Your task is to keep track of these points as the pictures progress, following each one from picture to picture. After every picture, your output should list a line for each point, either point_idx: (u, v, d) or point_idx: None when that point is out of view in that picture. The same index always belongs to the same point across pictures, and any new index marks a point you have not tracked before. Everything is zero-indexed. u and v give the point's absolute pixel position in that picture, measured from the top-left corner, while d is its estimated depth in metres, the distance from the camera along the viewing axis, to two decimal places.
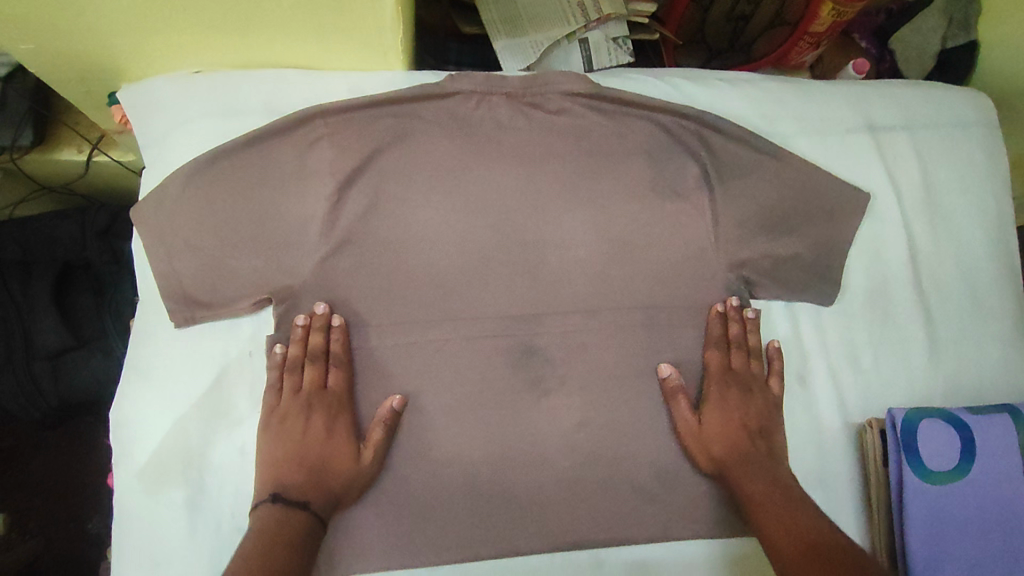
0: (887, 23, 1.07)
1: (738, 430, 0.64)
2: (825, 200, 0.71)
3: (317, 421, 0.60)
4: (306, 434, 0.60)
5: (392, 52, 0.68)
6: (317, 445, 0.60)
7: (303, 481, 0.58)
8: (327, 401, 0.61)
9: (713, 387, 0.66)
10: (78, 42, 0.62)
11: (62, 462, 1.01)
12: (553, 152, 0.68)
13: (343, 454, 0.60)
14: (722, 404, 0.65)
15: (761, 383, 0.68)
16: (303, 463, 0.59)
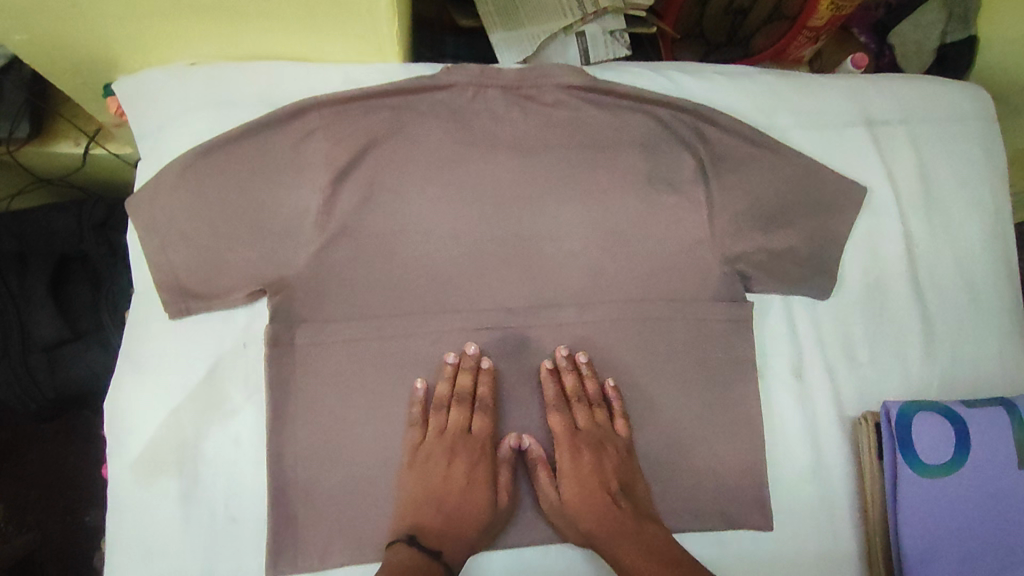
0: (886, 18, 1.07)
1: (589, 495, 0.63)
2: (821, 193, 0.71)
3: (451, 465, 0.62)
4: (447, 479, 0.62)
5: (388, 44, 0.68)
6: (444, 487, 0.62)
7: (439, 527, 0.60)
8: (461, 446, 0.63)
9: (557, 450, 0.64)
10: (73, 33, 0.62)
11: (60, 455, 1.02)
12: (549, 145, 0.68)
13: (478, 500, 0.62)
14: (574, 470, 0.63)
15: (607, 432, 0.65)
16: (439, 505, 0.61)
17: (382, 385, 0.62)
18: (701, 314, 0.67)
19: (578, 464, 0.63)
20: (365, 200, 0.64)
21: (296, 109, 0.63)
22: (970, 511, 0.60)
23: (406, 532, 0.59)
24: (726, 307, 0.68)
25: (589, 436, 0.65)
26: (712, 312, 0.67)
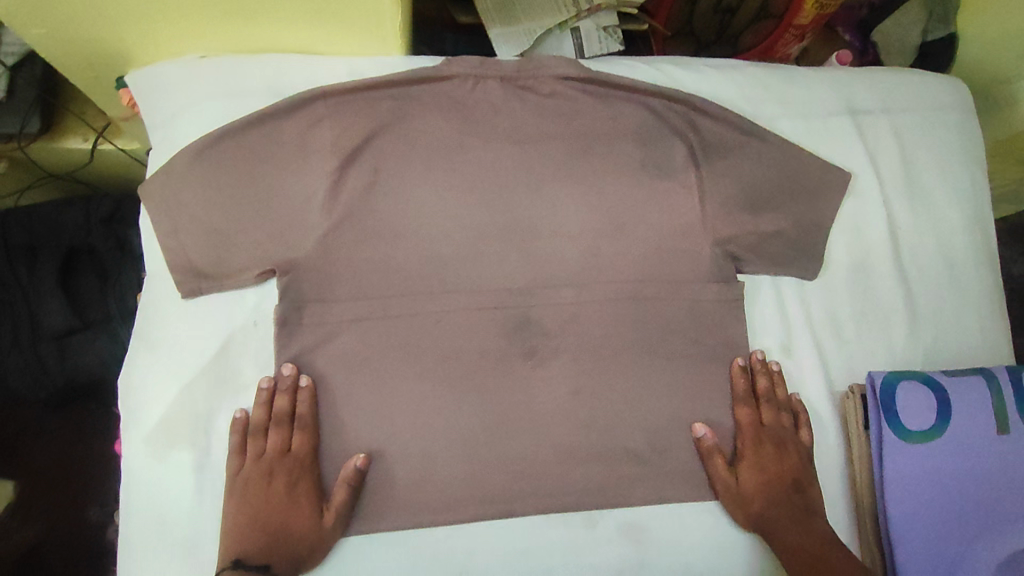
0: (869, 17, 1.13)
1: (769, 489, 0.65)
2: (807, 179, 0.74)
3: (274, 489, 0.60)
4: (268, 499, 0.60)
5: (391, 37, 0.71)
6: (267, 514, 0.60)
7: (266, 546, 0.58)
8: (280, 469, 0.61)
9: (747, 444, 0.67)
10: (90, 27, 0.64)
11: (64, 450, 1.03)
12: (546, 133, 0.71)
13: (303, 518, 0.60)
14: (757, 462, 0.66)
15: (794, 435, 0.68)
16: (264, 529, 0.59)
17: (387, 362, 0.64)
18: (692, 293, 0.70)
19: (760, 455, 0.66)
20: (370, 186, 0.67)
21: (304, 98, 0.66)
22: (951, 477, 0.62)
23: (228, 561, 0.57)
24: (717, 286, 0.70)
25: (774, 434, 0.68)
26: (704, 292, 0.70)
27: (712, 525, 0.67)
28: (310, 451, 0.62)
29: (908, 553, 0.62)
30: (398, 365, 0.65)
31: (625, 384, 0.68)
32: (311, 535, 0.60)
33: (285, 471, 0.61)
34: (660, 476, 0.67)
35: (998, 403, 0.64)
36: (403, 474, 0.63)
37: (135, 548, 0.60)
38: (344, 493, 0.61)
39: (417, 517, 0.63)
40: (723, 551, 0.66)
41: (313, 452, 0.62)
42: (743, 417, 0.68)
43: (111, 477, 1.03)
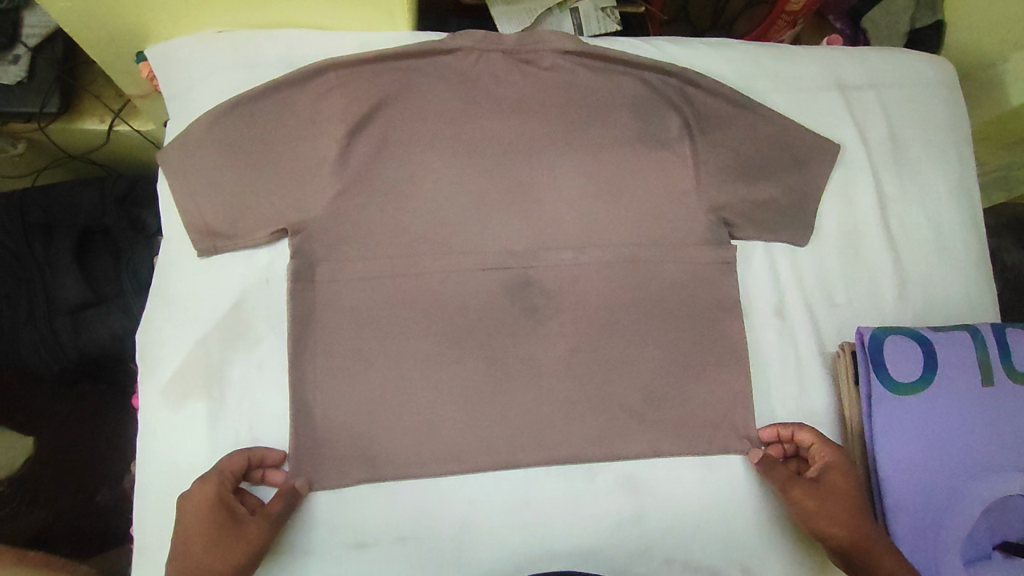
0: (858, 4, 1.15)
1: (852, 499, 0.63)
2: (798, 149, 0.77)
3: (191, 513, 0.57)
4: (218, 522, 0.57)
5: (397, 12, 0.74)
6: (193, 540, 0.56)
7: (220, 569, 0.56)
8: (197, 490, 0.58)
9: (827, 455, 0.65)
10: (112, 2, 0.68)
11: (74, 434, 1.06)
12: (545, 104, 0.74)
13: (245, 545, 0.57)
14: (839, 472, 0.64)
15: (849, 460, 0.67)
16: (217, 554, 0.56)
17: (393, 319, 0.67)
18: (687, 257, 0.73)
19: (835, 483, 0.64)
20: (377, 152, 0.70)
21: (315, 69, 0.69)
22: (935, 426, 0.65)
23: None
24: (711, 250, 0.73)
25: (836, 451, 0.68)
26: (699, 255, 0.73)
27: (706, 479, 0.69)
28: (230, 467, 0.60)
29: (897, 500, 0.64)
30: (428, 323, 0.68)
31: (622, 343, 0.70)
32: (243, 548, 0.57)
33: (203, 493, 0.57)
34: (657, 431, 0.69)
35: (982, 355, 0.66)
36: (409, 426, 0.65)
37: (153, 495, 0.63)
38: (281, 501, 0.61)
39: (422, 468, 0.65)
40: (718, 507, 0.68)
41: (233, 466, 0.60)
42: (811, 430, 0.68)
43: (121, 461, 1.06)
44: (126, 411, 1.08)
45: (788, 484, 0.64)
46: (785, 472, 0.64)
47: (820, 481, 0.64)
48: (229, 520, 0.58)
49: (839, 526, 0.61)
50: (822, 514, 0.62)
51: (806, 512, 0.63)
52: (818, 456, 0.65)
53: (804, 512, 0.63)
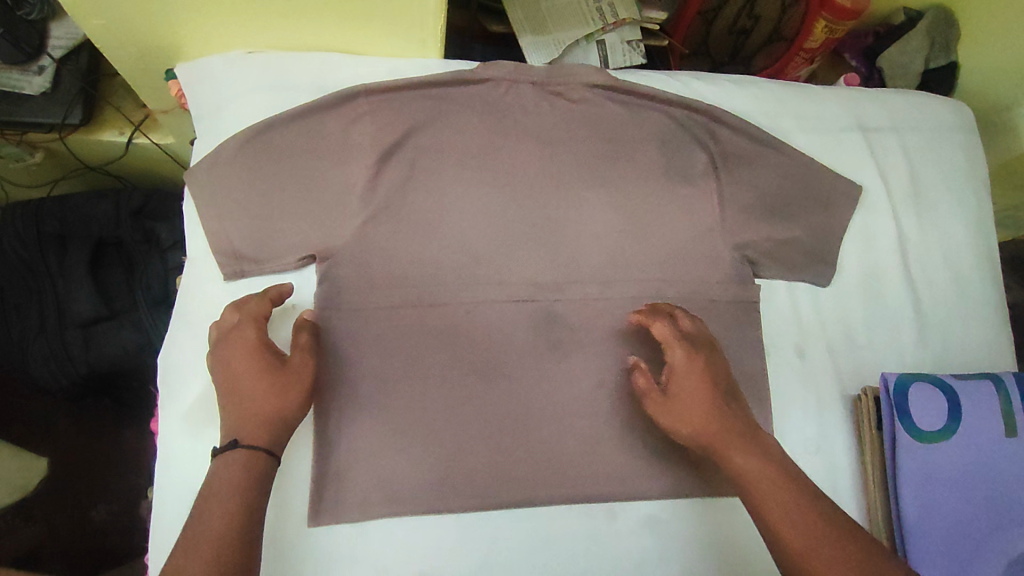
0: (876, 44, 1.16)
1: (707, 400, 0.62)
2: (819, 191, 0.79)
3: (236, 360, 0.59)
4: (258, 363, 0.59)
5: (431, 42, 0.74)
6: (243, 384, 0.58)
7: (272, 403, 0.58)
8: (236, 340, 0.60)
9: (680, 350, 0.63)
10: (151, 23, 0.69)
11: (71, 447, 1.04)
12: (573, 138, 0.76)
13: (291, 380, 0.59)
14: (689, 369, 0.63)
15: (702, 347, 0.64)
16: (258, 391, 0.58)
17: (419, 349, 0.67)
18: (710, 297, 0.74)
19: (683, 381, 0.63)
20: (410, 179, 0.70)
21: (346, 94, 0.70)
22: (960, 476, 0.65)
23: (251, 443, 0.56)
24: (734, 288, 0.74)
25: (703, 338, 0.66)
26: (721, 293, 0.74)
27: (726, 520, 0.69)
28: (262, 312, 0.62)
29: (921, 550, 0.64)
30: (428, 359, 0.66)
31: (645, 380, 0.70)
32: (302, 383, 0.60)
33: (245, 336, 0.60)
34: (679, 470, 0.68)
35: (1007, 407, 0.66)
36: (432, 457, 0.65)
37: (171, 524, 0.62)
38: (306, 331, 0.62)
39: (446, 502, 0.64)
40: (738, 549, 0.68)
41: (262, 311, 0.62)
42: (666, 322, 0.65)
43: (120, 476, 1.04)
44: (127, 425, 1.07)
45: (647, 394, 0.64)
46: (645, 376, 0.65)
47: (669, 388, 0.63)
48: (274, 360, 0.60)
49: (689, 430, 0.62)
50: (676, 418, 0.62)
51: (667, 418, 0.63)
52: (670, 356, 0.64)
53: (664, 418, 0.63)
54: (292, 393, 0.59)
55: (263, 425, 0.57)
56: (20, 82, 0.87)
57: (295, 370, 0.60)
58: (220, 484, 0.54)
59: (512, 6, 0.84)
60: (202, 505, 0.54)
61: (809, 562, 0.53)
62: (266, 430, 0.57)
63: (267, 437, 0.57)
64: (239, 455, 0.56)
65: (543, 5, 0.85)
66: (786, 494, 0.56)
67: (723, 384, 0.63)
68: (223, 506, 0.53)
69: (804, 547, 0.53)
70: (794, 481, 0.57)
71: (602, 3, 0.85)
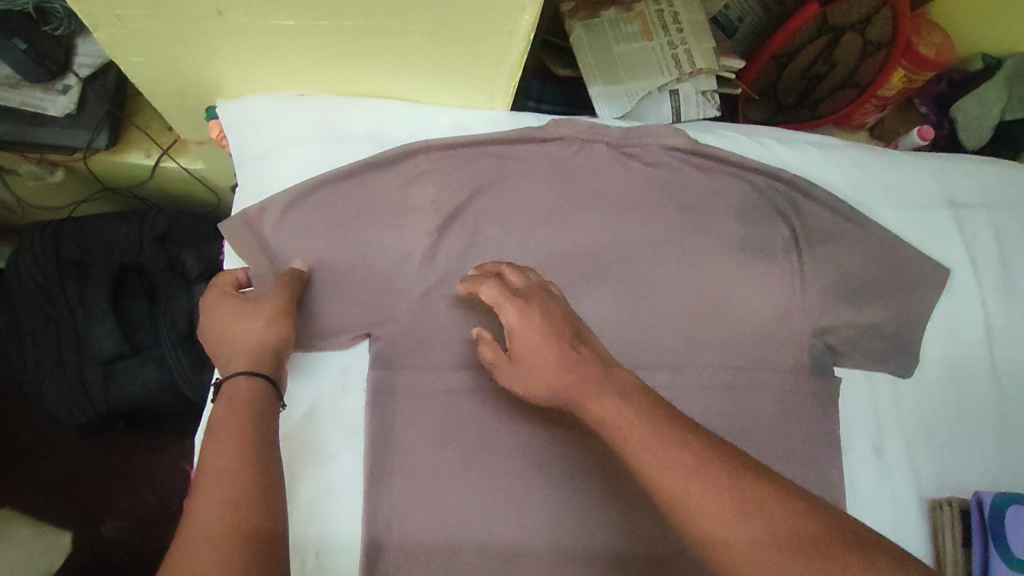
0: (948, 92, 1.08)
1: (552, 353, 0.51)
2: (905, 272, 0.72)
3: (209, 317, 0.57)
4: (231, 308, 0.56)
5: (499, 96, 0.68)
6: (219, 327, 0.55)
7: (252, 332, 0.54)
8: (206, 303, 0.58)
9: (512, 307, 0.53)
10: (195, 62, 0.62)
11: (81, 460, 1.02)
12: (648, 204, 0.70)
13: (264, 306, 0.56)
14: (525, 324, 0.52)
15: (536, 295, 0.54)
16: (235, 330, 0.55)
17: (479, 438, 0.62)
18: (783, 385, 0.69)
19: (521, 342, 0.52)
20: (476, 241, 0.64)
21: (406, 151, 0.64)
22: None
23: (236, 372, 0.52)
24: (814, 381, 0.69)
25: (539, 287, 0.56)
26: (798, 384, 0.69)
27: None
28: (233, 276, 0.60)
29: None
30: (487, 450, 0.62)
31: None
32: (276, 306, 0.56)
33: (213, 295, 0.58)
34: None
35: None
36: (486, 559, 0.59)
37: None
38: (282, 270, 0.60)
39: None
40: None
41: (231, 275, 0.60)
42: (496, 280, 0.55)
43: (129, 492, 1.02)
44: (143, 440, 1.04)
45: (499, 359, 0.55)
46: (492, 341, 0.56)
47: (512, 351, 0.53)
48: (245, 299, 0.57)
49: (545, 394, 0.52)
50: (529, 385, 0.52)
51: (521, 382, 0.53)
52: (504, 318, 0.53)
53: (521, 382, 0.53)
54: (264, 318, 0.55)
55: (249, 357, 0.53)
56: (43, 103, 0.80)
57: (266, 301, 0.57)
58: (218, 421, 0.48)
59: (582, 50, 0.78)
60: (206, 451, 0.46)
61: (697, 526, 0.41)
62: (250, 356, 0.53)
63: (252, 360, 0.53)
64: (230, 390, 0.51)
65: (615, 49, 0.79)
66: (654, 440, 0.43)
67: (565, 328, 0.52)
68: (217, 447, 0.46)
69: (677, 494, 0.41)
70: (656, 420, 0.44)
71: (677, 50, 0.79)
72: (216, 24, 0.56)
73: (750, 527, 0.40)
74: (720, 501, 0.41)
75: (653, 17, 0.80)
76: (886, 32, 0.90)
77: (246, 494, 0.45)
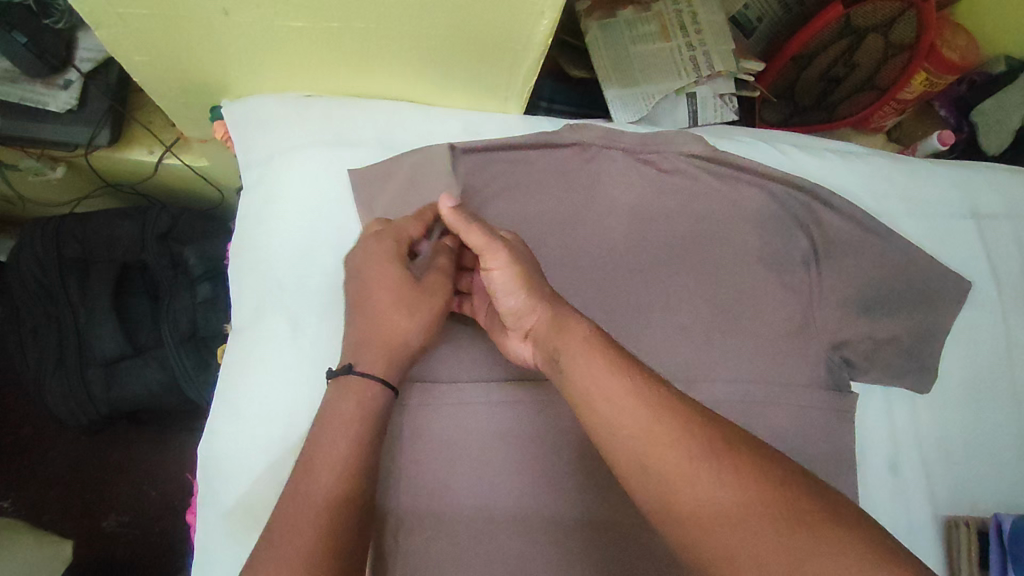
0: (970, 94, 1.04)
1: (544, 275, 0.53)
2: (925, 284, 0.70)
3: (376, 274, 0.54)
4: (396, 285, 0.53)
5: (513, 100, 0.66)
6: (381, 302, 0.53)
7: (393, 327, 0.53)
8: (376, 251, 0.55)
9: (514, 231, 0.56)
10: (199, 62, 0.60)
11: (82, 453, 1.01)
12: (664, 213, 0.68)
13: (426, 301, 0.54)
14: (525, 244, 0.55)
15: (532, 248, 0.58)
16: (383, 322, 0.53)
17: (490, 454, 0.61)
18: (801, 399, 0.66)
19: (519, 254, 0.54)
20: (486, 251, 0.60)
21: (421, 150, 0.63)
22: None
23: (369, 375, 0.51)
24: (830, 396, 0.67)
25: None
26: (814, 399, 0.67)
27: None
28: (410, 229, 0.56)
29: None
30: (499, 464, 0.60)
31: None
32: (433, 307, 0.54)
33: (385, 249, 0.54)
34: None
35: None
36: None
37: None
38: (448, 257, 0.57)
39: None
40: None
41: (409, 227, 0.56)
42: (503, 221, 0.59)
43: (131, 487, 1.01)
44: (144, 435, 1.03)
45: (487, 250, 0.52)
46: (486, 233, 0.52)
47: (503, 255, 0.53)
48: (411, 280, 0.54)
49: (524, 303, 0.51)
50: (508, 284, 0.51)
51: (501, 285, 0.51)
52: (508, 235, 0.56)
53: (498, 286, 0.52)
54: (418, 321, 0.54)
55: (388, 358, 0.52)
56: (44, 98, 0.78)
57: (427, 295, 0.54)
58: (335, 416, 0.49)
59: (597, 51, 0.76)
60: (323, 434, 0.48)
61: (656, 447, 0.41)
62: (385, 361, 0.52)
63: (385, 366, 0.52)
64: (357, 385, 0.51)
65: (631, 50, 0.76)
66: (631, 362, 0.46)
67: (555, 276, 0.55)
68: (335, 436, 0.48)
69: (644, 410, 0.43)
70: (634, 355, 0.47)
71: (695, 52, 0.77)
72: (222, 24, 0.54)
73: (703, 467, 0.40)
74: (656, 435, 0.41)
75: (671, 18, 0.78)
76: (908, 35, 0.88)
77: (346, 490, 0.46)
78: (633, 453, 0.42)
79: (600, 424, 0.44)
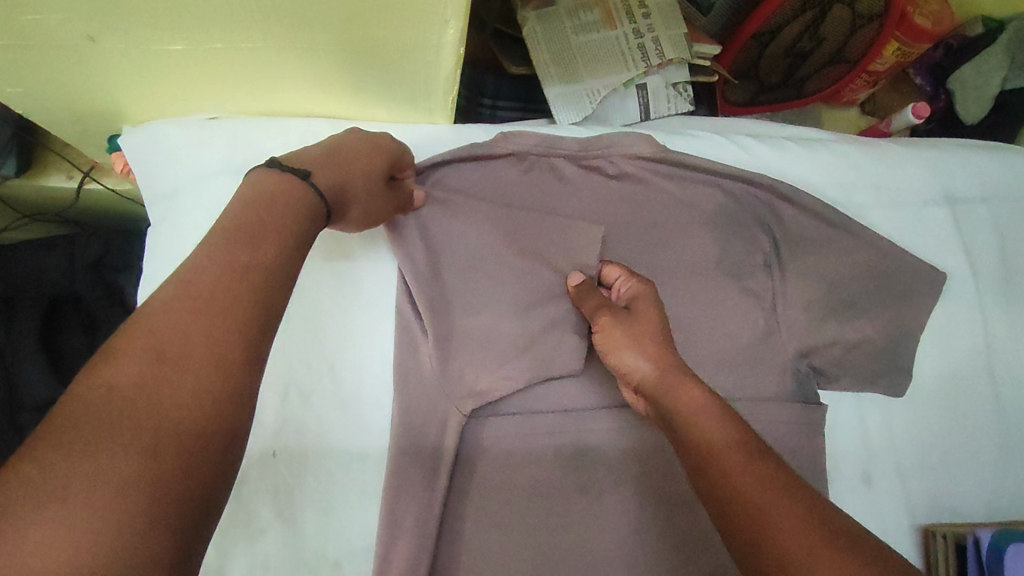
0: (945, 61, 0.98)
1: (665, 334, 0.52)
2: (897, 280, 0.65)
3: (357, 150, 0.50)
4: (370, 162, 0.50)
5: (439, 110, 0.60)
6: (355, 157, 0.49)
7: (347, 172, 0.48)
8: (370, 139, 0.52)
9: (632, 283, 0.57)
10: (81, 90, 0.54)
11: None
12: (612, 223, 0.63)
13: (382, 201, 0.51)
14: (645, 294, 0.55)
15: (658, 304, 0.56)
16: (341, 163, 0.48)
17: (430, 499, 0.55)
18: (769, 415, 0.62)
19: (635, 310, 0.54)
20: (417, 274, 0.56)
21: None
22: None
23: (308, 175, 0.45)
24: (799, 408, 0.63)
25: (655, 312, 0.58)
26: (782, 413, 0.63)
27: None
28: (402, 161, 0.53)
29: None
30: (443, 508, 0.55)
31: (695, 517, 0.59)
32: (380, 206, 0.51)
33: (379, 145, 0.52)
34: None
35: None
36: None
37: None
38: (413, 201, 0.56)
39: None
40: None
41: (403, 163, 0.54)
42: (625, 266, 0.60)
43: None
44: None
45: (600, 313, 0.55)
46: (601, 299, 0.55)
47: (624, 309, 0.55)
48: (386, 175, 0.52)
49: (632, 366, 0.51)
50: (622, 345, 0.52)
51: (608, 346, 0.54)
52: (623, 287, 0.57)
53: (608, 349, 0.54)
54: (371, 201, 0.50)
55: (335, 172, 0.47)
56: None
57: (387, 196, 0.52)
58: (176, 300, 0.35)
59: (535, 44, 0.69)
60: (159, 341, 0.33)
61: (761, 517, 0.36)
62: (332, 175, 0.47)
63: (330, 181, 0.46)
64: (287, 184, 0.44)
65: (573, 40, 0.70)
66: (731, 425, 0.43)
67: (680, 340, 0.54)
68: (149, 363, 0.32)
69: (746, 480, 0.38)
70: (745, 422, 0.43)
71: (643, 39, 0.71)
72: (91, 53, 0.48)
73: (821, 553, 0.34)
74: (763, 506, 0.37)
75: (615, 2, 0.71)
76: (876, 3, 0.81)
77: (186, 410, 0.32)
78: (733, 512, 0.38)
79: (705, 485, 0.41)
